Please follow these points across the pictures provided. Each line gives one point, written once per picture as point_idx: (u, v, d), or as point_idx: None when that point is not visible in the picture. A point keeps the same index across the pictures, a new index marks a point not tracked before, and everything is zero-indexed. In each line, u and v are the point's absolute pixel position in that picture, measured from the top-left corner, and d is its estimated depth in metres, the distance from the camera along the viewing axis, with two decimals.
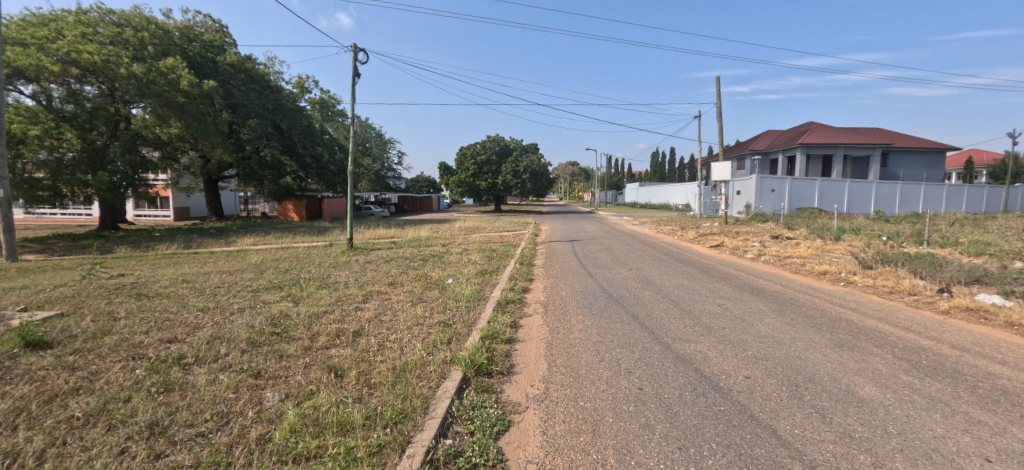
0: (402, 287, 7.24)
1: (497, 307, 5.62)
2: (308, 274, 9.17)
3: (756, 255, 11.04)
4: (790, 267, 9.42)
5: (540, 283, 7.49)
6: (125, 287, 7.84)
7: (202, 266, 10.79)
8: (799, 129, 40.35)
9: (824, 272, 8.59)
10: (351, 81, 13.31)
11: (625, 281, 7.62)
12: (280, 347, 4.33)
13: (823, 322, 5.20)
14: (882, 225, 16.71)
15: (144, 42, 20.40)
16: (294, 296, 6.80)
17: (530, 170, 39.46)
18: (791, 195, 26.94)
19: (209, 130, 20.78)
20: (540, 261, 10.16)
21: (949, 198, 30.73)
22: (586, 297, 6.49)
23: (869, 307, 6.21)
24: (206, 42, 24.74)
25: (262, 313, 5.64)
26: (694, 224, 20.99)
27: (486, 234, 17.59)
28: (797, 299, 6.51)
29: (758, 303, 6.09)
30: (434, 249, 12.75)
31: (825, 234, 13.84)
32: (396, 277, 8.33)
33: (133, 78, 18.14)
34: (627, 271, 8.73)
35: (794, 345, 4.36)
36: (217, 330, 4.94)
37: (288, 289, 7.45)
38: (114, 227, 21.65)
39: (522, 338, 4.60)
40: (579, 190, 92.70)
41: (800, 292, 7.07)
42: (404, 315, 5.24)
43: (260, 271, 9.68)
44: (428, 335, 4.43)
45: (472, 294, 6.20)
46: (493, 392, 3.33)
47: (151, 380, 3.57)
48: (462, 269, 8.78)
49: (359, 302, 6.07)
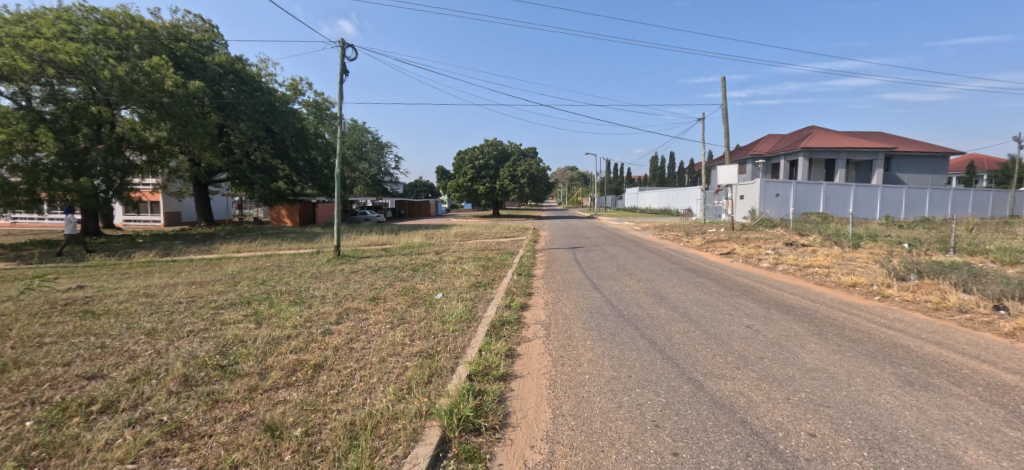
0: (385, 303, 6.41)
1: (490, 330, 4.79)
2: (285, 286, 8.33)
3: (773, 264, 10.21)
4: (813, 278, 8.60)
5: (540, 298, 6.68)
6: (75, 302, 6.99)
7: (174, 277, 9.94)
8: (801, 133, 39.83)
9: (853, 284, 7.78)
10: (339, 78, 12.52)
11: (636, 295, 6.80)
12: (218, 387, 3.49)
13: (875, 350, 4.39)
14: (897, 231, 15.92)
15: (128, 40, 19.51)
16: (261, 314, 5.96)
17: (528, 175, 38.72)
18: (796, 200, 26.23)
19: (197, 133, 19.90)
20: (540, 271, 9.34)
21: (955, 203, 30.02)
22: (594, 315, 5.67)
23: (917, 327, 5.41)
24: (195, 42, 23.88)
25: (213, 338, 4.80)
26: (700, 230, 20.23)
27: (482, 241, 16.82)
28: (834, 317, 5.72)
29: (790, 323, 5.29)
30: (426, 258, 11.89)
31: (842, 240, 13.05)
32: (380, 290, 7.49)
33: (115, 79, 17.36)
34: (636, 283, 7.91)
35: (855, 384, 3.53)
36: (152, 363, 4.10)
37: (256, 306, 6.58)
38: (96, 234, 20.75)
39: (519, 373, 3.76)
40: (578, 194, 92.07)
41: (833, 308, 6.24)
42: (381, 340, 4.42)
43: (233, 284, 8.79)
44: (403, 371, 3.59)
45: (462, 313, 5.37)
46: (480, 461, 2.50)
47: (32, 440, 2.73)
48: (454, 281, 7.94)
49: (331, 323, 5.23)
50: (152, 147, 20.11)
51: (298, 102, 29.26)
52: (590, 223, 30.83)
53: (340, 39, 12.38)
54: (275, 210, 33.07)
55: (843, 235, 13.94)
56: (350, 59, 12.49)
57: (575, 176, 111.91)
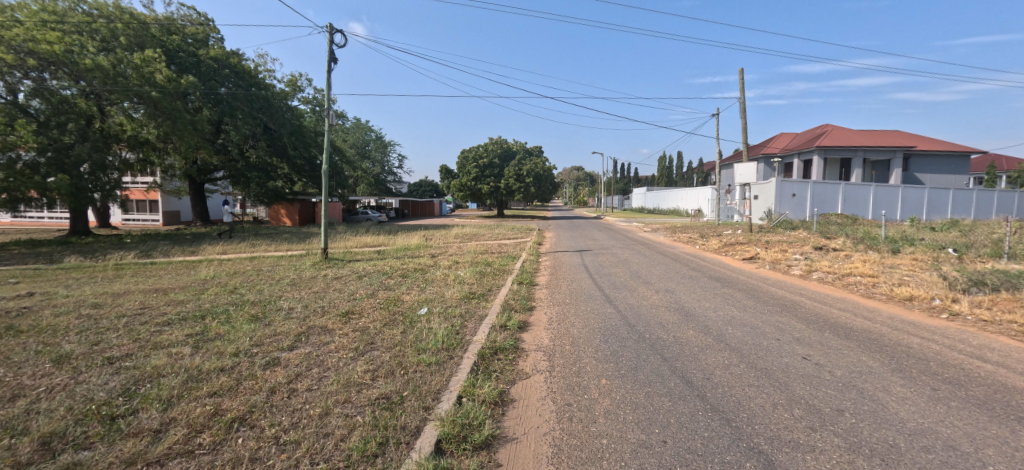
0: (357, 320, 5.38)
1: (477, 362, 3.73)
2: (254, 296, 7.33)
3: (806, 272, 9.04)
4: (857, 289, 7.45)
5: (543, 315, 5.63)
6: (5, 316, 6.02)
7: (139, 283, 8.98)
8: (815, 131, 38.55)
9: (909, 298, 6.65)
10: (328, 67, 11.55)
11: (657, 312, 5.69)
12: (86, 457, 2.49)
13: (987, 399, 3.30)
14: (935, 234, 14.65)
15: (114, 32, 18.27)
16: (207, 333, 4.94)
17: (534, 173, 37.50)
18: (813, 200, 24.96)
19: (188, 131, 18.43)
20: (543, 279, 8.32)
21: (980, 204, 28.55)
22: (608, 339, 4.59)
23: (1020, 358, 4.26)
24: (189, 35, 22.72)
25: (128, 371, 3.80)
26: (715, 232, 19.03)
27: (483, 243, 15.82)
28: (903, 342, 4.67)
29: (858, 354, 4.21)
30: (420, 262, 10.89)
31: (876, 245, 11.86)
32: (359, 302, 6.48)
33: (98, 71, 16.39)
34: (655, 295, 6.82)
35: (994, 464, 2.44)
36: (24, 410, 3.09)
37: (210, 321, 5.59)
38: (85, 233, 20.05)
39: (511, 435, 2.73)
40: (584, 193, 90.87)
41: (898, 331, 5.12)
42: (335, 377, 3.41)
43: (200, 292, 7.81)
44: (346, 435, 2.58)
45: (444, 337, 4.32)
46: None
47: None
48: (444, 291, 6.93)
49: (282, 349, 4.21)
50: (142, 144, 19.25)
51: (297, 98, 28.30)
52: (598, 224, 29.63)
53: (329, 24, 11.41)
54: (274, 208, 32.21)
55: (875, 239, 12.75)
56: (339, 45, 11.53)
57: (581, 176, 110.89)
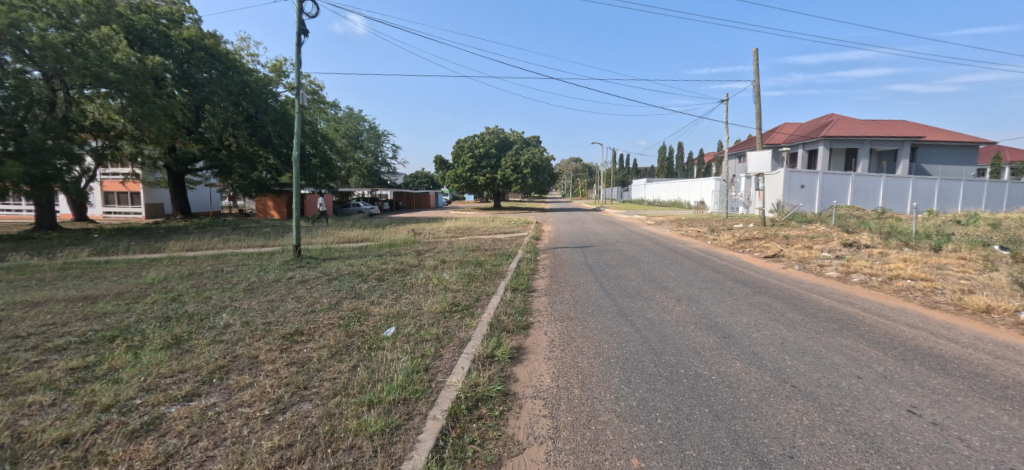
0: (303, 345, 4.15)
1: (447, 427, 2.55)
2: (194, 306, 6.07)
3: (844, 274, 7.86)
4: (914, 297, 6.28)
5: (541, 336, 4.43)
6: None
7: (73, 288, 7.67)
8: (821, 121, 37.25)
9: (988, 311, 5.41)
10: (297, 41, 10.15)
11: (685, 332, 4.51)
12: None
13: None
14: (969, 229, 13.48)
15: (75, 10, 16.66)
16: (95, 368, 3.70)
17: (531, 164, 36.00)
18: (823, 191, 23.73)
19: (159, 117, 16.82)
20: (541, 284, 7.13)
21: (992, 196, 27.47)
22: (631, 378, 3.40)
23: None
24: (162, 15, 21.09)
25: None
26: (725, 226, 17.82)
27: (476, 238, 14.59)
28: (1020, 378, 3.49)
29: (979, 404, 3.03)
30: (403, 261, 9.67)
31: (910, 241, 10.67)
32: (315, 316, 5.24)
33: (49, 48, 14.56)
34: (677, 305, 5.63)
35: None
36: None
37: (112, 346, 4.32)
38: (52, 227, 18.68)
39: None
40: (582, 185, 89.43)
41: (1001, 360, 3.93)
42: (220, 463, 2.22)
43: (133, 301, 6.51)
44: None
45: (405, 380, 3.10)
46: None
47: None
48: (421, 301, 5.72)
49: (175, 401, 2.98)
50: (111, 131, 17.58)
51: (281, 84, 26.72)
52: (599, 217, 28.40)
53: None
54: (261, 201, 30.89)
55: (907, 235, 11.58)
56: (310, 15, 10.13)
57: (579, 168, 109.53)
